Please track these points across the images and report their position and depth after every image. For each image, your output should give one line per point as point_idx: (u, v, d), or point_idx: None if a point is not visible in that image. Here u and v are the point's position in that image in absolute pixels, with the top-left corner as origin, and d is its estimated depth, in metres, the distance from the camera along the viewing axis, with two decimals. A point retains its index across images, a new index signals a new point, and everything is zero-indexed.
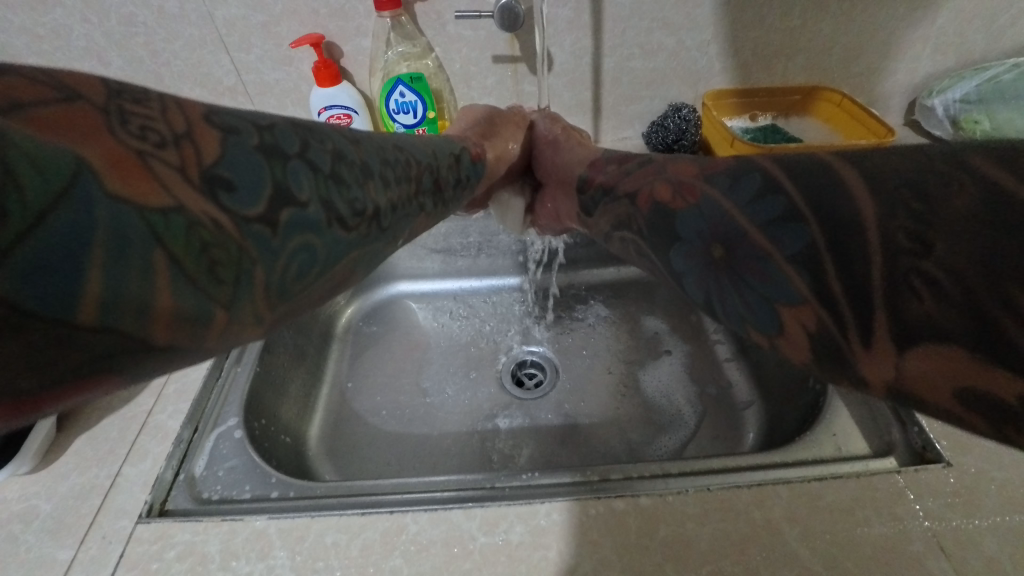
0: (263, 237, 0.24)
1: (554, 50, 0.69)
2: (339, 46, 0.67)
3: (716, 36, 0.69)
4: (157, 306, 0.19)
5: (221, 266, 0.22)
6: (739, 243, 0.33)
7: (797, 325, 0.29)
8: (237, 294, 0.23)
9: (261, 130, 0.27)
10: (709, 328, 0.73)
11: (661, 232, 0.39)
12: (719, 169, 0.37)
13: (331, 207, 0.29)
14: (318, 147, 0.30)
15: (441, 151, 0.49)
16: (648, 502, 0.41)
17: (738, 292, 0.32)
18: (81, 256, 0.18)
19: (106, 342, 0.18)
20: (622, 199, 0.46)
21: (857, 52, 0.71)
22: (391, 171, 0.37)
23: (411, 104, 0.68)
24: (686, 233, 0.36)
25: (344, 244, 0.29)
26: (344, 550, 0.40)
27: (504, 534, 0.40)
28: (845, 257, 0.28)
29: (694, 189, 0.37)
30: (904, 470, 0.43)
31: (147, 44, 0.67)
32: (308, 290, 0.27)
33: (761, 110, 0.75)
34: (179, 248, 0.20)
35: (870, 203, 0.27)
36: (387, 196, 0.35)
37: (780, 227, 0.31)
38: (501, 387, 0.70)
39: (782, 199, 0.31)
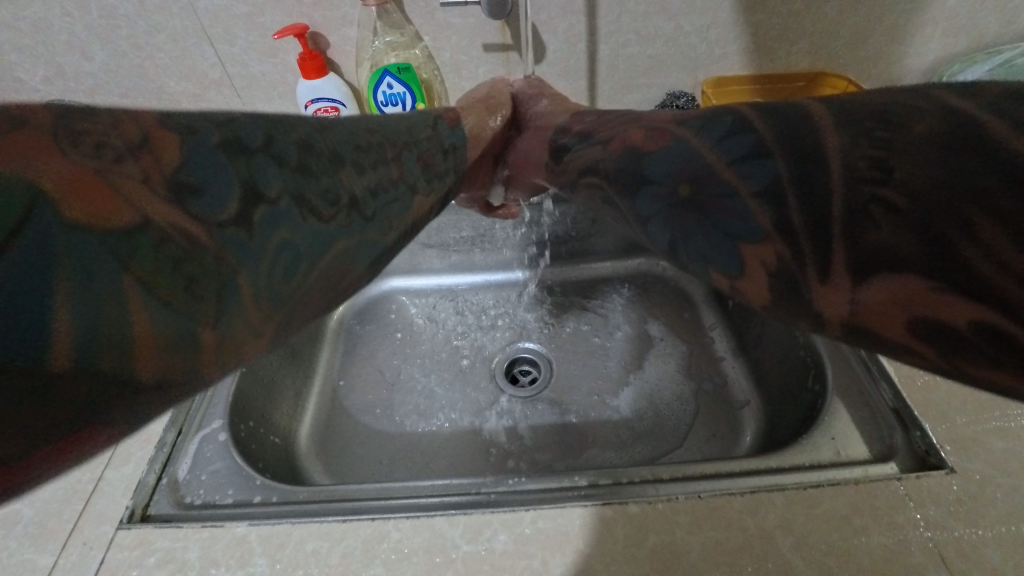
0: (240, 240, 0.24)
1: (547, 37, 0.67)
2: (325, 36, 0.65)
3: (716, 20, 0.66)
4: (135, 335, 0.18)
5: (200, 282, 0.21)
6: (706, 181, 0.31)
7: (758, 263, 0.28)
8: (223, 309, 0.22)
9: (221, 127, 0.26)
10: (708, 324, 0.72)
11: (628, 176, 0.37)
12: (693, 114, 0.35)
13: (304, 200, 0.28)
14: (286, 137, 0.30)
15: (419, 124, 0.47)
16: (637, 510, 0.40)
17: (701, 231, 0.31)
18: (44, 295, 0.16)
19: (88, 388, 0.17)
20: (596, 145, 0.44)
21: (864, 36, 0.68)
22: (379, 152, 0.38)
23: (399, 96, 0.66)
24: (656, 174, 0.35)
25: (325, 235, 0.29)
26: (324, 558, 0.39)
27: (488, 543, 0.39)
28: (803, 188, 0.26)
29: (667, 132, 0.36)
30: (905, 476, 0.41)
31: (129, 37, 0.65)
32: (303, 289, 0.27)
33: (762, 98, 0.72)
34: (148, 271, 0.20)
35: (833, 135, 0.26)
36: (365, 181, 0.34)
37: (747, 164, 0.29)
38: (495, 385, 0.69)
39: (754, 137, 0.30)
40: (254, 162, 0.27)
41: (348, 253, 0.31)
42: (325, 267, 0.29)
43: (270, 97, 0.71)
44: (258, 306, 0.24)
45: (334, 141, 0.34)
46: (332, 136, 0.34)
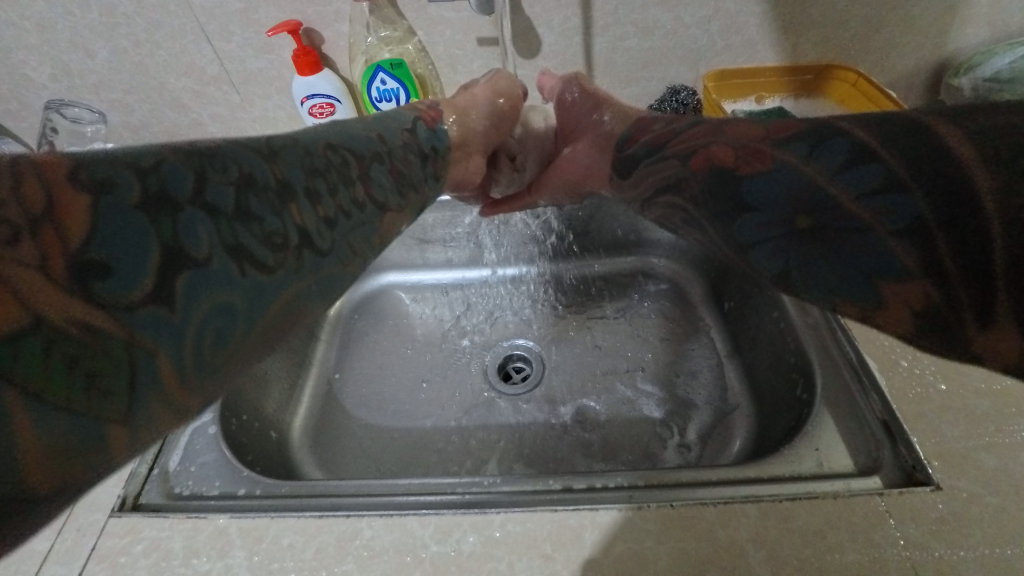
0: (157, 317, 0.24)
1: (542, 30, 0.65)
2: (319, 32, 0.65)
3: (717, 11, 0.64)
4: (21, 453, 0.19)
5: (102, 376, 0.22)
6: (828, 212, 0.33)
7: (901, 302, 0.31)
8: (133, 403, 0.23)
9: (143, 176, 0.25)
10: (705, 325, 0.70)
11: (721, 199, 0.39)
12: (793, 134, 0.36)
13: (243, 251, 0.28)
14: (230, 167, 0.29)
15: (392, 131, 0.48)
16: (607, 518, 0.40)
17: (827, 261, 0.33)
18: None
19: None
20: (670, 159, 0.45)
21: (876, 26, 0.65)
22: (338, 169, 0.38)
23: (393, 92, 0.66)
24: (760, 202, 0.37)
25: (269, 287, 0.29)
26: (299, 552, 0.40)
27: (457, 544, 0.39)
28: (957, 231, 0.28)
29: (764, 155, 0.37)
30: (887, 491, 0.40)
31: (130, 35, 0.66)
32: (239, 352, 0.27)
33: (767, 92, 0.69)
34: (37, 380, 0.20)
35: (981, 172, 0.27)
36: (320, 208, 0.34)
37: (880, 199, 0.31)
38: (487, 382, 0.69)
39: (849, 146, 0.33)
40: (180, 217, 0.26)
41: (303, 293, 0.31)
42: (270, 317, 0.29)
43: (267, 93, 0.72)
44: (180, 385, 0.24)
45: (290, 171, 0.33)
46: (281, 162, 0.33)
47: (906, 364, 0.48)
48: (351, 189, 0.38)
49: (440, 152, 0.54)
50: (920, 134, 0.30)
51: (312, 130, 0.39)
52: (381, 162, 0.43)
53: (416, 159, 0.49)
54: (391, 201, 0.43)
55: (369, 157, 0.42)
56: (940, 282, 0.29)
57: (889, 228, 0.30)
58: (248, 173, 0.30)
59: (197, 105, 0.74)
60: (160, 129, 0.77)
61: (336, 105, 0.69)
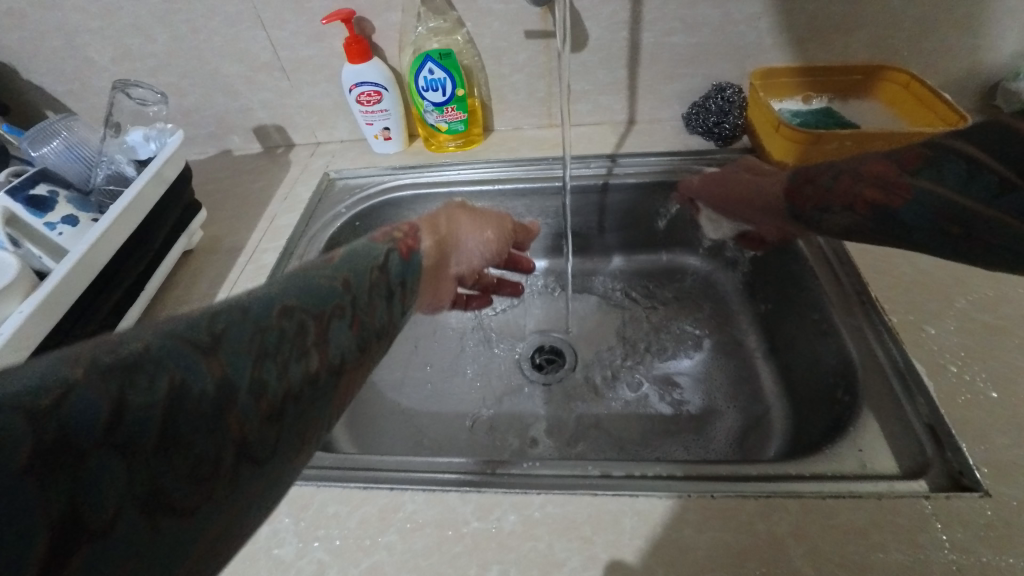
0: None
1: (589, 24, 0.66)
2: (370, 21, 0.67)
3: (767, 9, 0.63)
4: None
5: None
6: (976, 220, 0.49)
7: None
8: None
9: (33, 414, 0.18)
10: (740, 325, 0.70)
11: (886, 224, 0.55)
12: (916, 164, 0.52)
13: (164, 491, 0.21)
14: (183, 348, 0.24)
15: (359, 267, 0.38)
16: (646, 506, 0.40)
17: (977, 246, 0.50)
18: None
19: None
20: (842, 213, 0.57)
21: (932, 26, 0.63)
22: (293, 341, 0.30)
23: (440, 81, 0.67)
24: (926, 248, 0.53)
25: (195, 531, 0.22)
26: (344, 521, 0.42)
27: (497, 522, 0.40)
28: None
29: (904, 186, 0.53)
30: (934, 495, 0.40)
31: (189, 20, 0.69)
32: None
33: (814, 92, 0.69)
34: None
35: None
36: (265, 402, 0.27)
37: (1006, 199, 0.47)
38: (519, 371, 0.70)
39: (963, 164, 0.50)
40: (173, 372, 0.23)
41: (246, 510, 0.25)
42: (188, 566, 0.22)
43: (316, 80, 0.74)
44: None
45: (246, 337, 0.27)
46: (220, 353, 0.26)
47: (955, 370, 0.47)
48: (304, 362, 0.30)
49: (411, 286, 0.43)
50: (998, 184, 0.48)
51: (266, 290, 0.31)
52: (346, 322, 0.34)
53: (385, 298, 0.39)
54: (352, 359, 0.33)
55: (329, 313, 0.33)
56: None
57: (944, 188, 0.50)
58: (202, 354, 0.25)
59: (248, 91, 0.76)
60: (211, 113, 0.80)
61: (383, 93, 0.70)
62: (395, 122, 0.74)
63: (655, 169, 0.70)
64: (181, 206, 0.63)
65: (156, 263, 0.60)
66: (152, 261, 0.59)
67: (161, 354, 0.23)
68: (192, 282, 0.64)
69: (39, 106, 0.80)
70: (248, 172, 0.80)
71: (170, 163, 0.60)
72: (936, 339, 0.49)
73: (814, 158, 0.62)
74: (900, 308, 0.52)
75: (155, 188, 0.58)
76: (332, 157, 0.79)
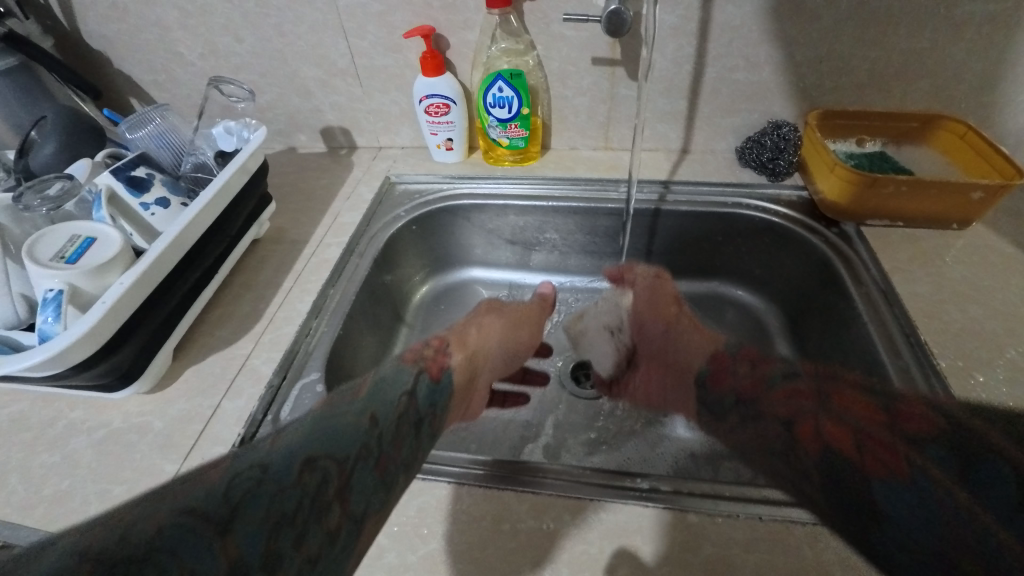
0: None
1: (655, 56, 0.69)
2: (447, 38, 0.71)
3: (831, 53, 0.65)
4: None
5: None
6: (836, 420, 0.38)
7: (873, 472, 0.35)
8: None
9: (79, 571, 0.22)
10: (781, 357, 0.71)
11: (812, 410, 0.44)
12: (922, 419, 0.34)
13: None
14: (251, 479, 0.28)
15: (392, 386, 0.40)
16: (694, 520, 0.42)
17: (900, 522, 0.32)
18: None
19: None
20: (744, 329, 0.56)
21: (992, 82, 0.65)
22: (316, 497, 0.29)
23: (507, 99, 0.70)
24: (818, 470, 0.38)
25: None
26: (402, 508, 0.44)
27: (550, 523, 0.42)
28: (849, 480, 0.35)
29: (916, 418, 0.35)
30: None
31: (278, 25, 0.73)
32: None
33: (868, 135, 0.71)
34: None
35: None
36: (303, 551, 0.27)
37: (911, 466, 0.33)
38: (559, 383, 0.73)
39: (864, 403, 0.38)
40: (243, 496, 0.27)
41: None
42: None
43: (387, 88, 0.78)
44: None
45: (299, 472, 0.30)
46: (238, 530, 0.26)
47: None
48: (327, 519, 0.29)
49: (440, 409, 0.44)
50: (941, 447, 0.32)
51: (301, 440, 0.31)
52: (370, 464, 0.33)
53: (414, 425, 0.38)
54: (376, 505, 0.32)
55: (355, 454, 0.33)
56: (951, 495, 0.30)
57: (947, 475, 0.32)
58: (250, 501, 0.27)
59: (321, 93, 0.80)
60: (283, 112, 0.84)
61: (451, 106, 0.73)
62: (458, 133, 0.77)
63: (706, 198, 0.72)
64: (256, 196, 0.67)
65: (230, 247, 0.63)
66: (228, 244, 0.63)
67: (228, 482, 0.27)
68: (259, 269, 0.67)
69: (124, 93, 0.86)
70: (312, 169, 0.84)
71: (253, 157, 0.64)
72: (987, 387, 0.50)
73: (870, 201, 0.63)
74: (951, 353, 0.53)
75: (239, 179, 0.62)
76: (393, 162, 0.83)
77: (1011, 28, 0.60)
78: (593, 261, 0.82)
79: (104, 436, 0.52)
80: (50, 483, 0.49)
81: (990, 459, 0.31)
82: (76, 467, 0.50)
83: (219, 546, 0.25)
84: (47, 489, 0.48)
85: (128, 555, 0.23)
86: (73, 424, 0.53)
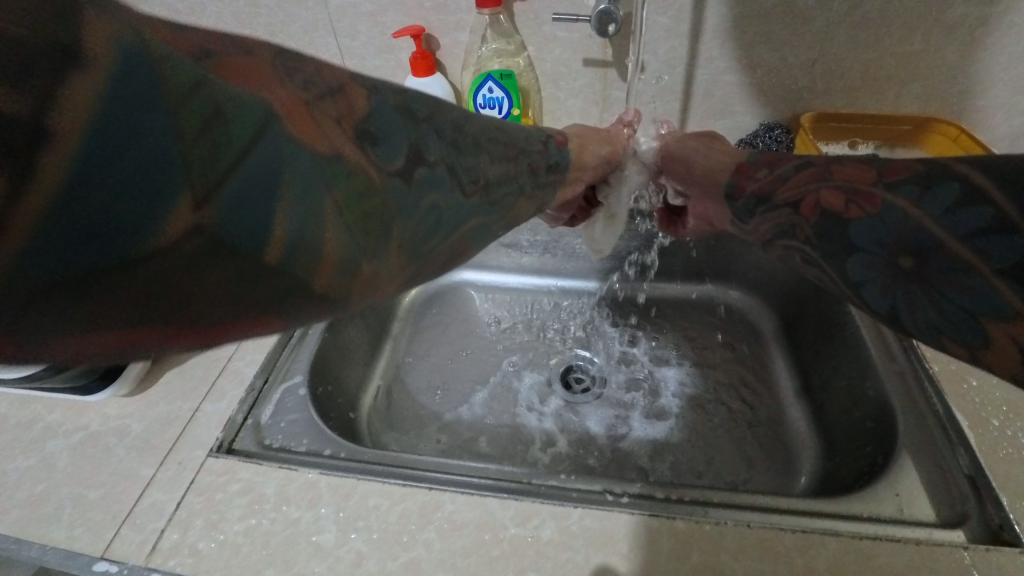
0: (399, 189, 0.30)
1: (647, 57, 0.68)
2: (438, 38, 0.70)
3: (823, 56, 0.65)
4: (320, 257, 0.25)
5: (369, 214, 0.28)
6: (936, 256, 0.36)
7: (1008, 340, 0.33)
8: (377, 247, 0.28)
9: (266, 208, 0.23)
10: (774, 361, 0.70)
11: (832, 239, 0.42)
12: (904, 177, 0.39)
13: (431, 193, 0.32)
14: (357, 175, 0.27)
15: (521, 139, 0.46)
16: (682, 526, 0.41)
17: (930, 301, 0.36)
18: (272, 199, 0.23)
19: (282, 280, 0.23)
20: (766, 204, 0.51)
21: (985, 85, 0.65)
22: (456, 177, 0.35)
23: (498, 100, 0.70)
24: (866, 243, 0.39)
25: (444, 221, 0.34)
26: (383, 514, 0.43)
27: (535, 530, 0.41)
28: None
29: (874, 198, 0.40)
30: (974, 547, 0.40)
31: (268, 25, 0.73)
32: (430, 245, 0.33)
33: (861, 138, 0.70)
34: (345, 200, 0.26)
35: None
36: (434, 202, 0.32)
37: (954, 216, 0.36)
38: (550, 386, 0.71)
39: (958, 188, 0.36)
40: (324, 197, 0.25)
41: (455, 225, 0.35)
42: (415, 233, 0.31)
43: None
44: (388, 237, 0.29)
45: (324, 198, 0.25)
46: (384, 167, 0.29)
47: (997, 424, 0.47)
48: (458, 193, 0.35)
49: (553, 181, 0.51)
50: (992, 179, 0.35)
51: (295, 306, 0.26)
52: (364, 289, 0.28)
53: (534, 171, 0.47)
54: (506, 202, 0.41)
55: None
56: None
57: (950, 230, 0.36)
58: (366, 197, 0.27)
59: None
60: None
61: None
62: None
63: None
64: None
65: None
66: None
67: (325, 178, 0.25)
68: None
69: None
70: None
71: None
72: (978, 392, 0.49)
73: None
74: (943, 357, 0.52)
75: None
76: None
77: (1003, 30, 0.60)
78: (584, 265, 0.81)
79: (81, 439, 0.51)
80: (25, 486, 0.48)
81: (980, 208, 0.35)
82: (52, 471, 0.49)
83: (192, 128, 0.20)
84: (21, 493, 0.47)
85: (44, 49, 0.17)
86: (49, 427, 0.52)
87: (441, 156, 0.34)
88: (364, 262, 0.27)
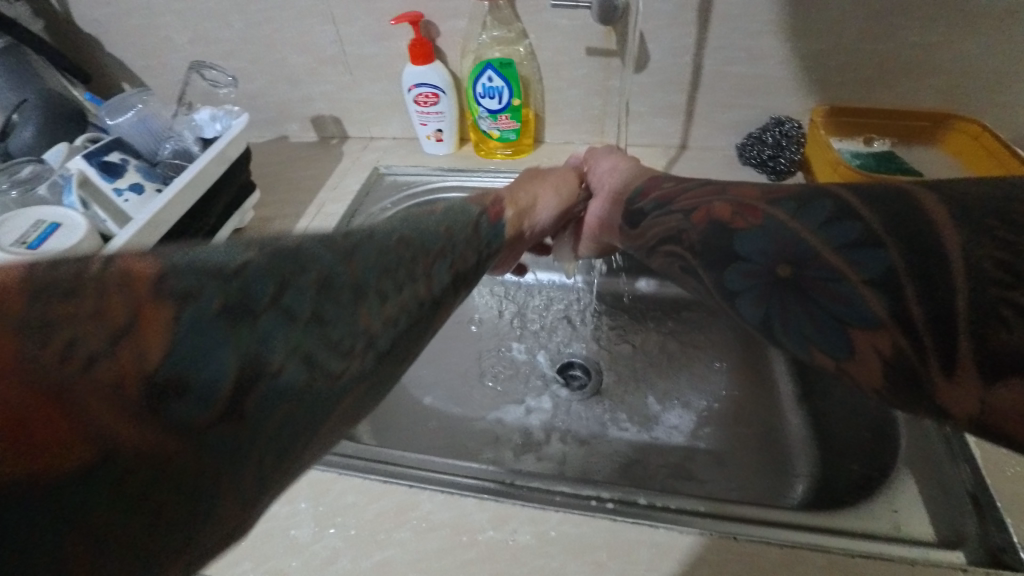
0: (328, 320, 0.24)
1: (651, 46, 0.66)
2: (436, 25, 0.68)
3: (837, 46, 0.62)
4: (262, 412, 0.21)
5: (308, 352, 0.23)
6: (811, 263, 0.34)
7: (871, 349, 0.31)
8: (321, 381, 0.23)
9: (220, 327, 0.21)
10: (777, 363, 0.68)
11: (717, 249, 0.40)
12: (787, 193, 0.39)
13: (397, 288, 0.28)
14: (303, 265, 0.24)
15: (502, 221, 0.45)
16: (664, 539, 0.39)
17: (806, 310, 0.34)
18: (199, 362, 0.20)
19: (227, 456, 0.20)
20: (674, 212, 0.46)
21: (1009, 79, 0.61)
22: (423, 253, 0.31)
23: (497, 90, 0.68)
24: (750, 251, 0.38)
25: (409, 317, 0.28)
26: (361, 511, 0.42)
27: (513, 534, 0.40)
28: (930, 288, 0.30)
29: (756, 210, 0.39)
30: (973, 569, 0.38)
31: (265, 10, 0.72)
32: (387, 366, 0.27)
33: (876, 134, 0.67)
34: (268, 345, 0.22)
35: (953, 229, 0.30)
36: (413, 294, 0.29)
37: (857, 251, 0.33)
38: (544, 382, 0.71)
39: (829, 203, 0.36)
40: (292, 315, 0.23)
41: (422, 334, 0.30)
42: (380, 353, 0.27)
43: (376, 77, 0.76)
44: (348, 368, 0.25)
45: (239, 352, 0.21)
46: (353, 288, 0.26)
47: None
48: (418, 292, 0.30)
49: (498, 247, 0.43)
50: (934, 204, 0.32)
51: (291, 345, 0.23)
52: (309, 428, 0.23)
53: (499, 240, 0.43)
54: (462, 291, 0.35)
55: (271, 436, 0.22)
56: (910, 332, 0.30)
57: (835, 259, 0.33)
58: (327, 317, 0.24)
59: (311, 82, 0.79)
60: (274, 100, 0.82)
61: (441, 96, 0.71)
62: (448, 124, 0.75)
63: None
64: (238, 185, 0.66)
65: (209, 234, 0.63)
66: (205, 233, 0.62)
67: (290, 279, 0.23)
68: None
69: (116, 78, 0.85)
70: (300, 159, 0.82)
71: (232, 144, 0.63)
72: None
73: None
74: None
75: (219, 166, 0.62)
76: (383, 153, 0.81)
77: None
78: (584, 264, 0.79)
79: None
80: None
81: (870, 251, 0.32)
82: None
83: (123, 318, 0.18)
84: None
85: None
86: None
87: (373, 273, 0.27)
88: (311, 389, 0.23)
